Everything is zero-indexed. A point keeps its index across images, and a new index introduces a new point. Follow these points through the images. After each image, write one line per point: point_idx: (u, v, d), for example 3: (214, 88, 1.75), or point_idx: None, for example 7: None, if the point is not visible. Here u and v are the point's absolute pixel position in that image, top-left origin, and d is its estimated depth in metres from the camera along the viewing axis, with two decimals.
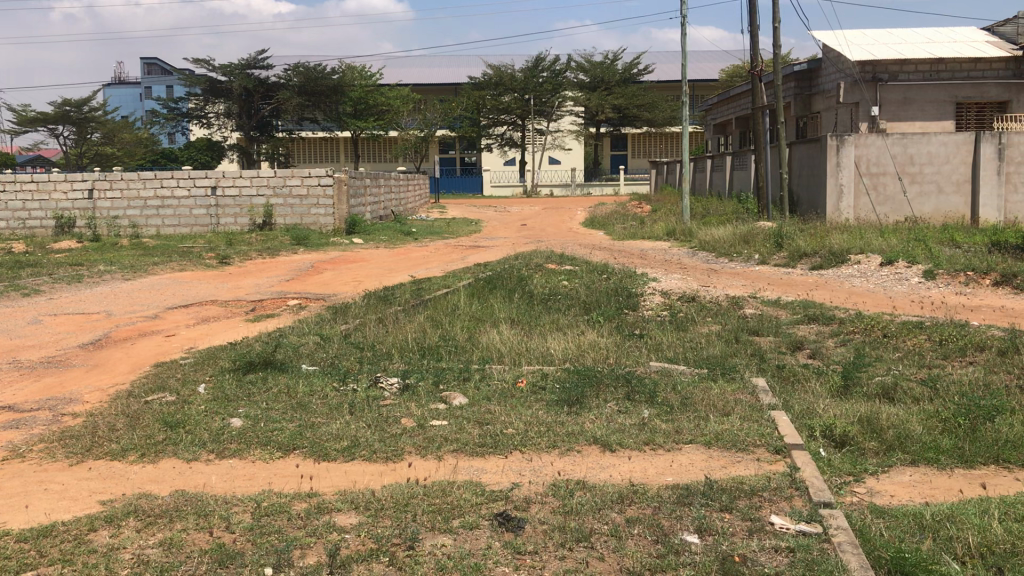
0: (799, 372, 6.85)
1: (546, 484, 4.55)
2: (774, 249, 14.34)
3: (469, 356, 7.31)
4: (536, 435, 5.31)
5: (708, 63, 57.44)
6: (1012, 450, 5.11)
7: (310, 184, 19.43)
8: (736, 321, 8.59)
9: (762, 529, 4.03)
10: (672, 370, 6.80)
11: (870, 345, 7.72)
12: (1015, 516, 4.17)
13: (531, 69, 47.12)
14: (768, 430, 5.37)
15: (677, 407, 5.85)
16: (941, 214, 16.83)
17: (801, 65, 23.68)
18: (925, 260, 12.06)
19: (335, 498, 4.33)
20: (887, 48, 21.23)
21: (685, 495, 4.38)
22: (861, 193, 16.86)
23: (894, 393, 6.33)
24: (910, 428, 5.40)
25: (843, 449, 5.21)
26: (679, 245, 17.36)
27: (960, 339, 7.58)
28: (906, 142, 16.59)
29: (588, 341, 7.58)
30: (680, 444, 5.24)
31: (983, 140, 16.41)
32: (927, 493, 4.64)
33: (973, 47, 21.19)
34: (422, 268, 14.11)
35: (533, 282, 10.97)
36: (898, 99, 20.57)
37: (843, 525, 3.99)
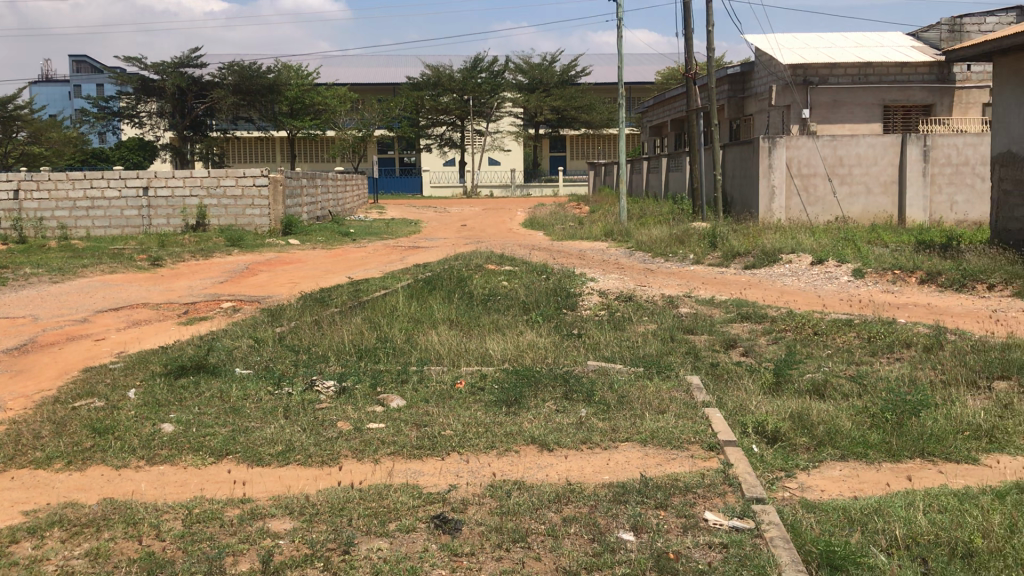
0: (733, 369, 6.94)
1: (483, 485, 4.55)
2: (708, 248, 14.55)
3: (407, 358, 7.25)
4: (474, 436, 5.30)
5: (646, 66, 58.16)
6: (937, 444, 5.27)
7: (244, 185, 19.26)
8: (672, 321, 8.66)
9: (696, 525, 4.10)
10: (609, 369, 6.84)
11: (801, 342, 7.89)
12: (939, 508, 4.32)
13: (470, 69, 46.63)
14: (703, 427, 5.46)
15: (614, 406, 5.89)
16: (869, 215, 17.25)
17: (735, 68, 24.06)
18: (853, 259, 12.35)
19: (269, 504, 4.26)
20: (818, 53, 21.67)
21: (620, 493, 4.43)
22: (792, 194, 17.20)
23: (824, 389, 6.45)
24: (840, 424, 5.53)
25: (775, 445, 5.31)
26: (617, 244, 17.56)
27: (888, 337, 7.78)
28: (836, 143, 16.95)
29: (526, 342, 7.59)
30: (617, 443, 5.29)
31: (909, 143, 16.83)
32: (856, 487, 4.76)
33: (900, 52, 21.75)
34: (359, 269, 13.98)
35: (472, 283, 10.94)
36: (827, 101, 21.03)
37: (775, 520, 4.08)
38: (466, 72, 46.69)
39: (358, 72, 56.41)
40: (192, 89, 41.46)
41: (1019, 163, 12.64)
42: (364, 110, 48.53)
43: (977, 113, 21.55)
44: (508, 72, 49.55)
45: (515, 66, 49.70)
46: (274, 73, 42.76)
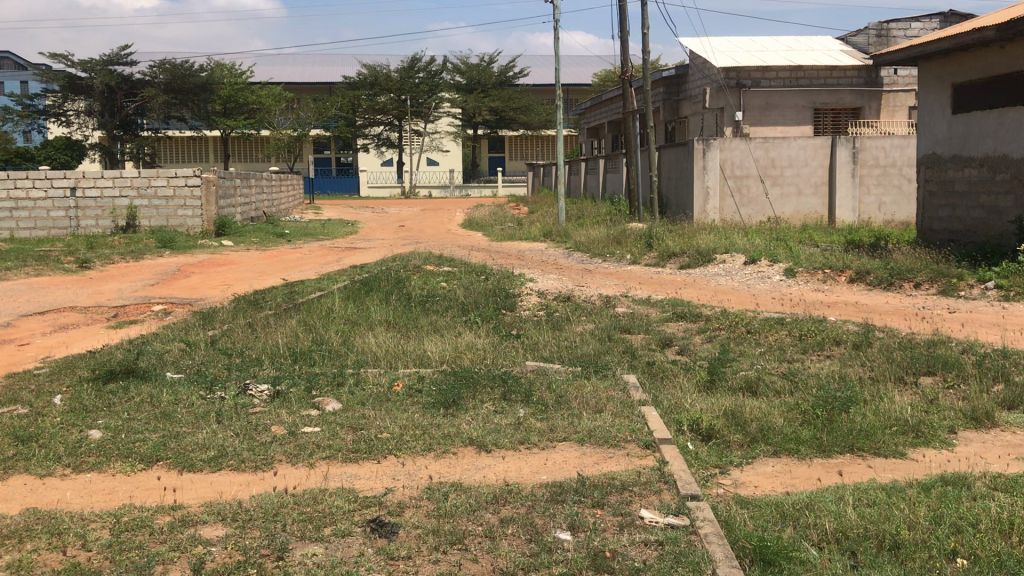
0: (668, 368, 7.02)
1: (420, 488, 4.52)
2: (645, 248, 14.71)
3: (343, 361, 7.18)
4: (411, 438, 5.26)
5: (584, 67, 58.56)
6: (866, 439, 5.39)
7: (176, 185, 18.91)
8: (609, 320, 8.73)
9: (632, 523, 4.13)
10: (547, 369, 6.86)
11: (735, 341, 8.01)
12: (867, 502, 4.43)
13: (407, 69, 46.54)
14: (638, 426, 5.51)
15: (552, 406, 5.91)
16: (800, 216, 17.62)
17: (670, 71, 24.35)
18: (785, 258, 12.59)
19: (200, 511, 4.18)
20: (750, 56, 22.04)
21: (557, 493, 4.45)
22: (726, 195, 17.49)
23: (757, 386, 6.56)
24: (772, 421, 5.62)
25: (709, 442, 5.39)
26: (555, 245, 17.64)
27: (818, 334, 7.94)
28: (768, 145, 17.27)
29: (465, 343, 7.57)
30: (555, 442, 5.31)
31: (838, 145, 17.21)
32: (788, 482, 4.85)
33: (830, 56, 22.23)
34: (294, 271, 13.81)
35: (410, 283, 10.88)
36: (759, 104, 21.42)
37: (709, 517, 4.13)
38: (403, 72, 46.58)
39: (294, 71, 55.73)
40: (121, 87, 40.64)
41: (943, 165, 13.01)
42: (300, 110, 48.18)
43: (903, 116, 22.13)
44: (445, 72, 49.42)
45: (453, 66, 49.60)
46: (206, 72, 42.58)
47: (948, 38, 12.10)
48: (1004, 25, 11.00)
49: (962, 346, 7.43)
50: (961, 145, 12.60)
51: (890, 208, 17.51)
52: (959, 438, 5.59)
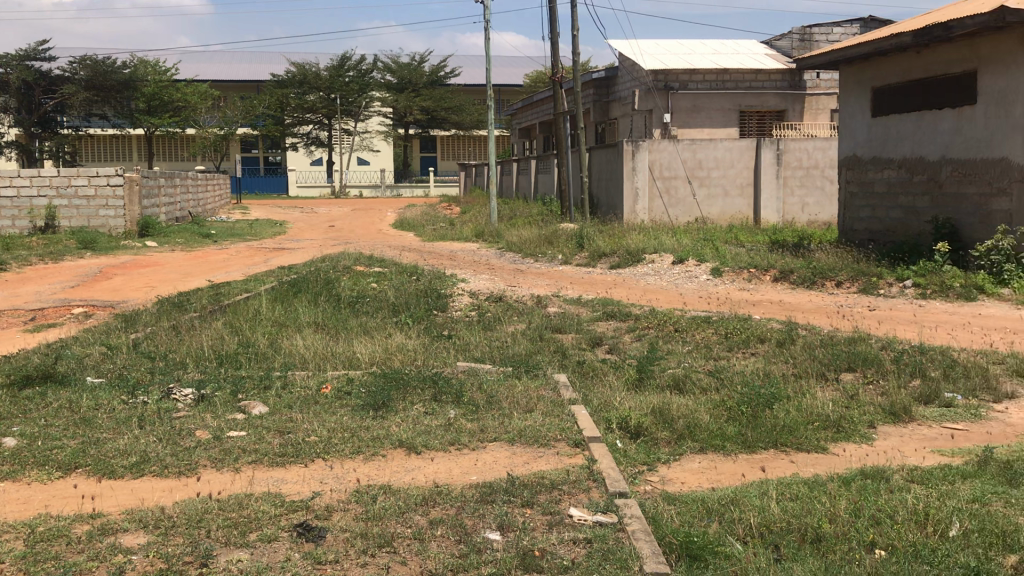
0: (598, 367, 7.08)
1: (349, 491, 4.48)
2: (576, 248, 14.82)
3: (270, 364, 7.08)
4: (339, 441, 5.22)
5: (515, 68, 58.73)
6: (789, 435, 5.52)
7: (98, 184, 18.37)
8: (541, 320, 8.77)
9: (561, 522, 4.16)
10: (478, 369, 6.87)
11: (663, 339, 8.12)
12: (789, 496, 4.53)
13: (336, 68, 46.60)
14: (568, 425, 5.55)
15: (482, 406, 5.91)
16: (727, 216, 17.95)
17: (599, 72, 24.56)
18: (712, 258, 12.81)
19: (121, 518, 4.08)
20: (678, 59, 22.36)
21: (487, 493, 4.46)
22: (655, 196, 17.69)
23: (684, 384, 6.66)
24: (699, 418, 5.71)
25: (637, 440, 5.45)
26: (487, 245, 17.66)
27: (743, 332, 8.11)
28: (695, 147, 17.54)
29: (395, 344, 7.53)
30: (485, 443, 5.31)
31: (763, 147, 17.59)
32: (714, 478, 4.94)
33: (755, 59, 22.68)
34: (221, 272, 13.57)
35: (340, 284, 10.78)
36: (687, 106, 21.76)
37: (637, 514, 4.18)
38: (333, 70, 46.60)
39: (221, 68, 54.71)
40: (41, 84, 38.65)
41: (863, 166, 13.38)
42: (226, 109, 47.70)
43: (826, 118, 22.70)
44: (376, 71, 49.05)
45: (384, 66, 49.26)
46: (128, 68, 41.32)
47: (868, 43, 12.44)
48: (920, 31, 11.34)
49: (881, 343, 7.64)
50: (881, 148, 12.97)
51: (813, 208, 17.96)
52: (878, 433, 5.76)
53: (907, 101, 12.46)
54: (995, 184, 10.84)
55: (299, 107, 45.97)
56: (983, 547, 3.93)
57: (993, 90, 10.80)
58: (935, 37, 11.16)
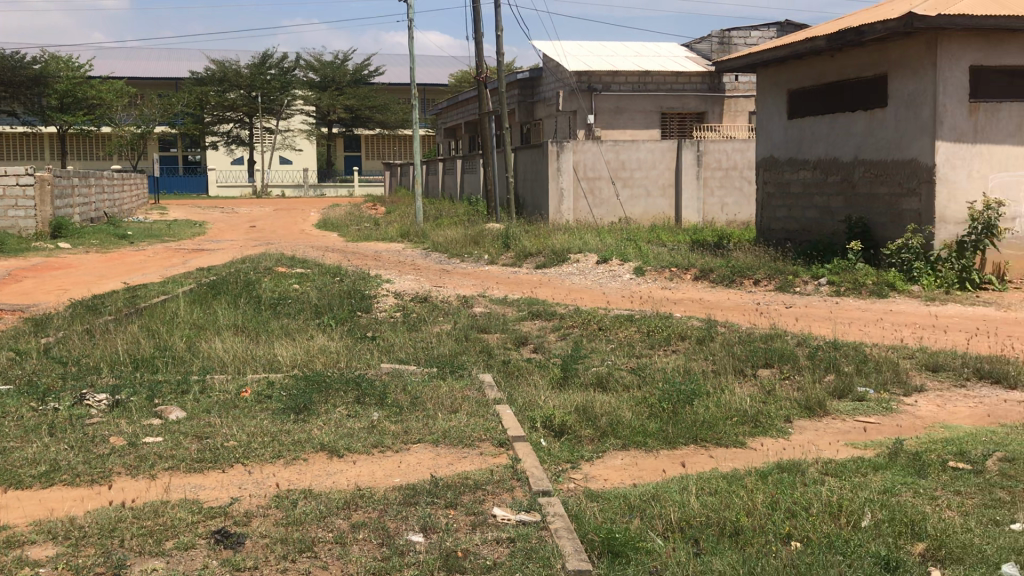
0: (523, 366, 7.11)
1: (269, 496, 4.42)
2: (501, 248, 14.85)
3: (188, 368, 6.93)
4: (259, 446, 5.13)
5: (439, 67, 58.58)
6: (709, 430, 5.63)
7: (6, 184, 17.67)
8: (466, 320, 8.77)
9: (484, 522, 4.16)
10: (402, 371, 6.84)
11: (587, 338, 8.20)
12: (709, 490, 4.62)
13: (258, 66, 45.63)
14: (492, 425, 5.56)
15: (406, 408, 5.89)
16: (649, 216, 18.20)
17: (524, 73, 24.66)
18: (636, 257, 12.99)
19: (29, 530, 3.95)
20: (601, 60, 22.59)
21: (411, 495, 4.44)
22: (579, 196, 17.84)
23: (607, 381, 6.74)
24: (621, 415, 5.78)
25: (561, 438, 5.49)
26: (412, 245, 17.57)
27: (665, 330, 8.23)
28: (618, 148, 17.74)
29: (317, 346, 7.45)
30: (408, 445, 5.29)
31: (684, 148, 17.90)
32: (636, 475, 5.00)
33: (676, 62, 23.05)
34: (137, 274, 13.23)
35: (261, 286, 10.60)
36: (610, 108, 22.00)
37: (560, 512, 4.21)
38: (254, 69, 45.58)
39: (137, 64, 53.33)
40: None
41: (780, 167, 13.71)
42: (143, 107, 45.73)
43: (745, 120, 23.19)
44: (298, 70, 48.40)
45: (306, 64, 48.58)
46: (39, 64, 41.31)
47: (784, 46, 12.73)
48: (833, 36, 11.65)
49: (796, 339, 7.84)
50: (797, 149, 13.31)
51: (733, 208, 18.35)
52: (794, 427, 5.91)
53: (822, 104, 12.80)
54: (906, 184, 11.20)
55: (218, 105, 44.99)
56: (892, 536, 4.07)
57: (903, 92, 11.15)
58: (848, 41, 11.48)
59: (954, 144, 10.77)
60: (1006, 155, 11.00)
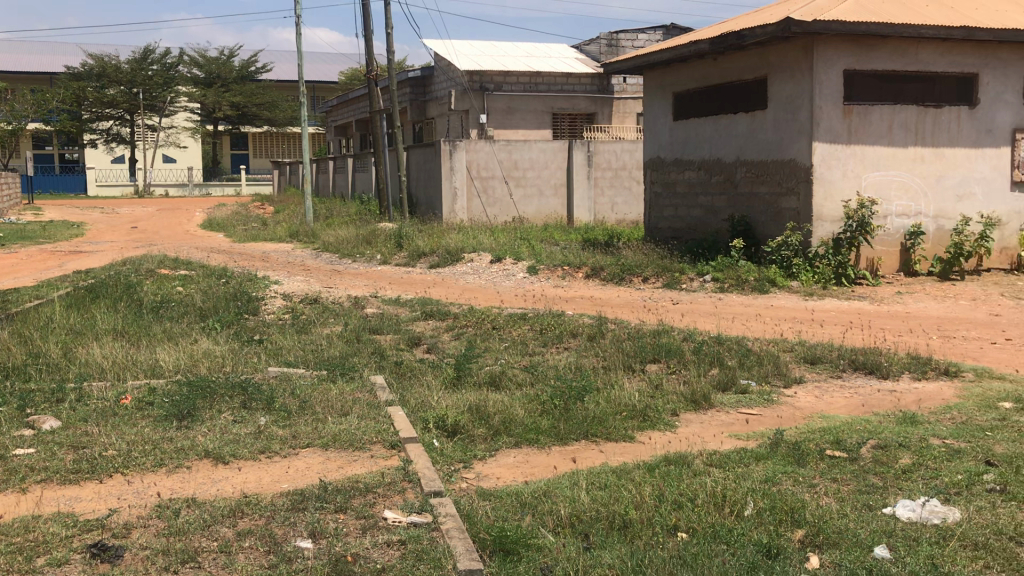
0: (415, 367, 7.07)
1: (149, 506, 4.27)
2: (394, 248, 14.74)
3: (64, 376, 6.63)
4: (140, 454, 4.96)
5: (329, 64, 57.75)
6: (600, 426, 5.71)
7: None
8: (357, 321, 8.67)
9: (375, 525, 4.12)
10: (291, 374, 6.70)
11: (480, 337, 8.22)
12: (599, 485, 4.70)
13: (139, 61, 44.24)
14: (384, 427, 5.51)
15: (295, 412, 5.78)
16: (542, 215, 18.38)
17: (415, 71, 24.54)
18: (528, 256, 13.09)
19: None
20: (493, 61, 22.68)
21: (299, 500, 4.36)
22: (472, 195, 17.84)
23: (500, 380, 6.76)
24: (514, 413, 5.81)
25: (454, 438, 5.49)
26: (302, 245, 17.26)
27: (557, 328, 8.33)
28: (510, 148, 17.85)
29: (202, 351, 7.24)
30: (297, 449, 5.19)
31: (575, 148, 18.17)
32: (527, 472, 5.04)
33: (566, 63, 23.33)
34: (7, 278, 12.57)
35: (142, 289, 10.22)
36: (502, 108, 22.11)
37: (452, 512, 4.20)
38: (133, 63, 44.09)
39: (7, 57, 50.75)
40: None
41: (667, 167, 14.03)
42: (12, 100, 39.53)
43: (633, 121, 23.64)
44: (182, 66, 46.96)
45: (190, 59, 47.46)
46: None
47: (670, 48, 13.02)
48: (716, 40, 11.98)
49: (683, 335, 8.05)
50: (682, 149, 13.65)
51: (622, 208, 18.76)
52: (680, 420, 6.06)
53: (707, 105, 13.16)
54: (785, 184, 11.63)
55: (97, 101, 42.83)
56: (774, 524, 4.21)
57: (783, 95, 11.56)
58: (731, 45, 11.81)
59: (829, 145, 11.22)
60: (878, 155, 11.51)
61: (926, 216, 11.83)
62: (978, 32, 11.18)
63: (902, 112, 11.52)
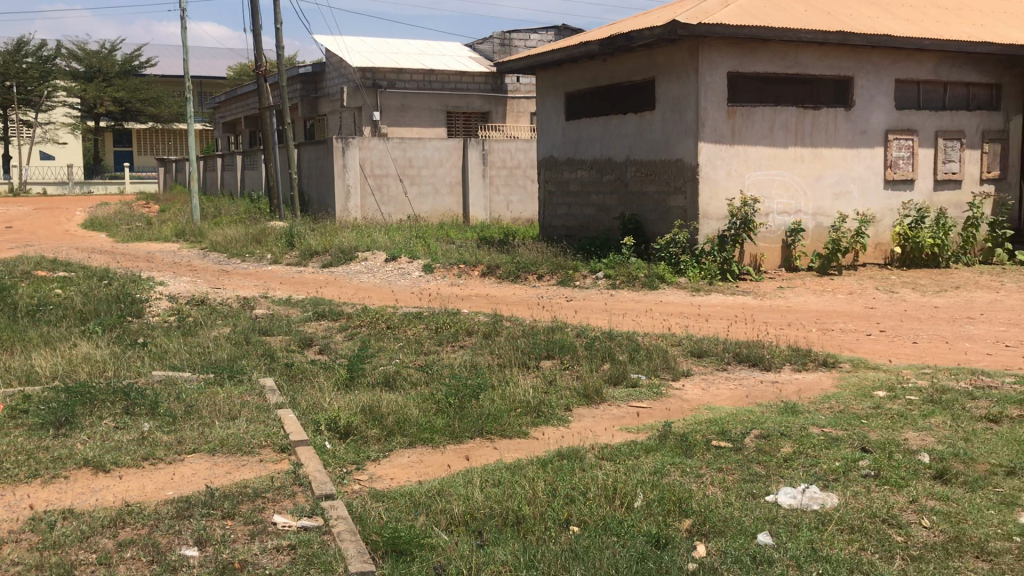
0: (307, 368, 6.95)
1: (23, 520, 4.08)
2: (286, 247, 14.47)
3: None
4: (13, 465, 4.73)
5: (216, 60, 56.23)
6: (495, 423, 5.74)
7: None
8: (246, 322, 8.48)
9: (264, 530, 4.05)
10: (177, 378, 6.51)
11: (374, 337, 8.15)
12: (492, 482, 4.72)
13: (12, 53, 42.07)
14: (274, 430, 5.41)
15: (181, 417, 5.61)
16: (437, 214, 18.34)
17: (306, 68, 24.14)
18: (423, 255, 13.05)
19: None
20: (385, 58, 22.50)
21: (184, 508, 4.24)
22: (367, 193, 17.63)
23: (394, 380, 6.72)
24: (408, 413, 5.78)
25: (347, 439, 5.43)
26: (190, 245, 16.76)
27: (452, 326, 8.33)
28: (405, 146, 17.75)
29: (80, 355, 6.96)
30: (182, 455, 5.05)
31: (469, 147, 18.23)
32: (422, 471, 5.03)
33: (459, 61, 23.33)
34: None
35: (17, 292, 9.74)
36: (395, 105, 21.95)
37: (344, 514, 4.14)
38: (8, 55, 42.08)
39: None
40: None
41: (559, 167, 14.20)
42: None
43: (527, 120, 23.83)
44: (59, 59, 45.03)
45: (68, 52, 45.35)
46: None
47: (561, 49, 13.16)
48: (606, 41, 12.18)
49: (576, 332, 8.15)
50: (575, 148, 13.83)
51: (517, 206, 18.95)
52: (573, 415, 6.15)
53: (598, 105, 13.36)
54: (672, 183, 11.92)
55: None
56: (662, 514, 4.31)
57: (670, 96, 11.84)
58: (620, 46, 12.01)
59: (714, 145, 11.55)
60: (760, 155, 11.89)
61: (806, 214, 12.30)
62: (853, 38, 11.66)
63: (782, 113, 11.94)
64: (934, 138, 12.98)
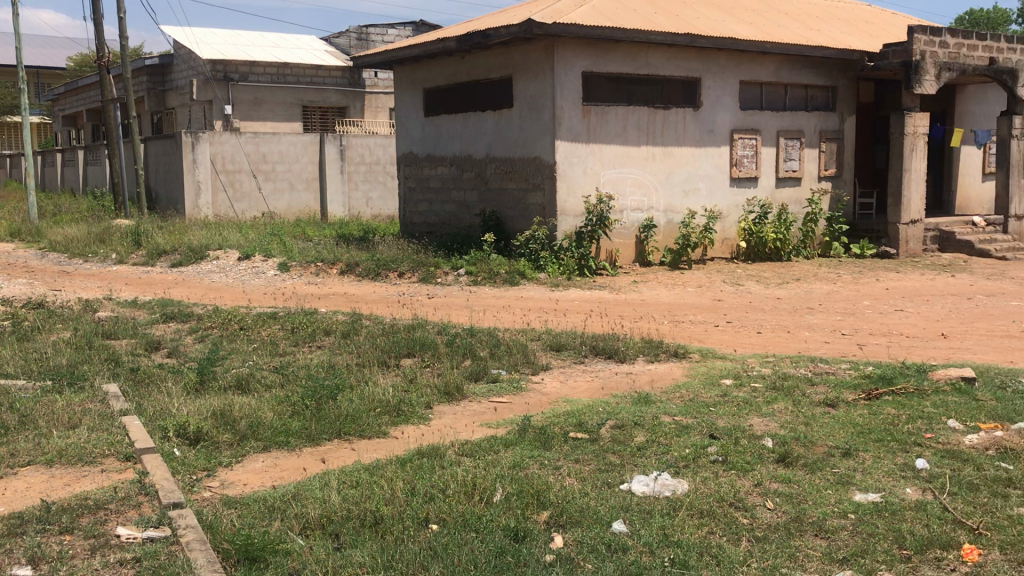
0: (154, 373, 6.67)
1: None
2: (132, 246, 13.85)
3: None
4: None
5: (54, 49, 53.17)
6: (353, 423, 5.66)
7: None
8: (87, 326, 8.06)
9: (106, 544, 3.86)
10: (9, 387, 6.11)
11: (226, 338, 7.91)
12: (349, 484, 4.64)
13: None
14: (118, 438, 5.15)
15: (14, 428, 5.29)
16: (294, 211, 17.95)
17: (153, 59, 23.15)
18: (279, 253, 12.75)
19: None
20: (237, 50, 21.84)
21: (17, 525, 4.00)
22: (220, 190, 17.05)
23: (247, 383, 6.52)
24: (262, 416, 5.63)
25: (197, 446, 5.23)
26: (26, 245, 15.80)
27: (308, 326, 8.16)
28: (258, 141, 17.30)
29: None
30: (15, 469, 4.76)
31: (327, 142, 17.96)
32: (277, 476, 4.91)
33: (314, 55, 22.90)
34: None
35: None
36: (248, 99, 21.33)
37: (192, 523, 3.98)
38: None
39: None
40: None
41: (419, 163, 14.16)
42: None
43: (385, 116, 23.63)
44: None
45: None
46: None
47: (417, 45, 13.10)
48: (462, 38, 12.20)
49: (436, 329, 8.14)
50: (434, 145, 13.80)
51: (376, 202, 18.85)
52: (433, 412, 6.13)
53: (456, 102, 13.37)
54: (531, 180, 12.07)
55: None
56: (521, 508, 4.35)
57: (526, 94, 11.97)
58: (477, 43, 12.05)
59: (570, 143, 11.75)
60: (615, 154, 12.18)
61: (658, 210, 12.69)
62: (699, 40, 12.10)
63: (634, 113, 12.26)
64: (776, 138, 13.62)
